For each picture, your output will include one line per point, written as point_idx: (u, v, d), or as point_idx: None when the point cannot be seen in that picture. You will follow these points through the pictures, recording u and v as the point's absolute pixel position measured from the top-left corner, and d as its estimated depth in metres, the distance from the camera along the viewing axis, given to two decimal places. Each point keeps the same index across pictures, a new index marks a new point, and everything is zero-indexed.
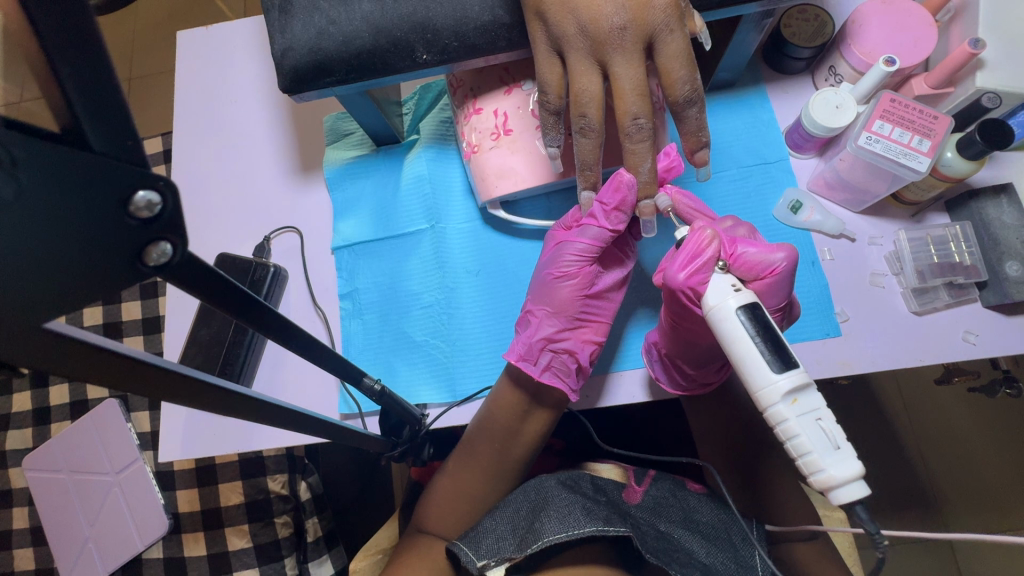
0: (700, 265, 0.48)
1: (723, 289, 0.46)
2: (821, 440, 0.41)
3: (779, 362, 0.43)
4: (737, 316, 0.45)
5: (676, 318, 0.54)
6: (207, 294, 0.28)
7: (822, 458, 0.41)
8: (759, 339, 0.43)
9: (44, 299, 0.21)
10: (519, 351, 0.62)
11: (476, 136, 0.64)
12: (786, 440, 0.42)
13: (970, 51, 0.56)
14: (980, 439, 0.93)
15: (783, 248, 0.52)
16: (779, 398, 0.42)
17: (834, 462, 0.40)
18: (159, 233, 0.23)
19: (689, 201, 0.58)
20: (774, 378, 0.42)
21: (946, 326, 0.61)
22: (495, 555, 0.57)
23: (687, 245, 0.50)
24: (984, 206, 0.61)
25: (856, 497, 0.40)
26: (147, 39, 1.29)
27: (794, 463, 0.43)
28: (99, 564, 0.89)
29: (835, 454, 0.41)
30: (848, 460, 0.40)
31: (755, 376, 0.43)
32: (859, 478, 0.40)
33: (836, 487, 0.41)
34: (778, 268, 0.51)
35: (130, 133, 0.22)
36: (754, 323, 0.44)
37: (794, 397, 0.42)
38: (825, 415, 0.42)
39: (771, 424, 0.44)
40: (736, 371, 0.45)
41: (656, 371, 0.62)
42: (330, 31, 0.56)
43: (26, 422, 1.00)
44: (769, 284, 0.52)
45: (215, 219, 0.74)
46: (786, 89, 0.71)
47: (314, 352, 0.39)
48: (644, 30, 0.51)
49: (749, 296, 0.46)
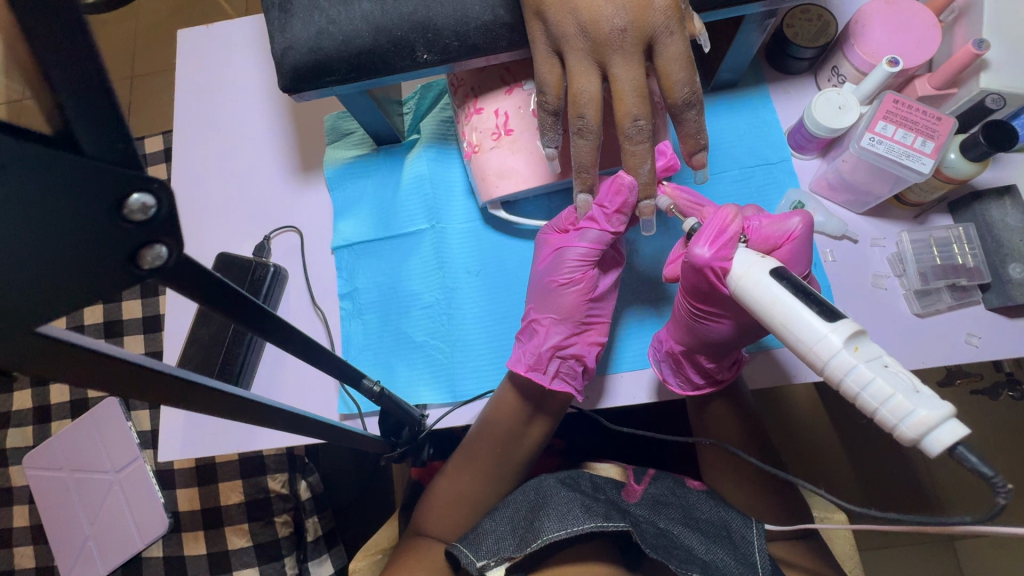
0: (727, 241, 0.49)
1: (749, 259, 0.47)
2: (900, 382, 0.38)
3: (827, 314, 0.42)
4: (772, 278, 0.44)
5: (699, 302, 0.54)
6: (203, 295, 0.27)
7: (908, 398, 0.37)
8: (801, 295, 0.43)
9: (40, 301, 0.22)
10: (528, 361, 0.61)
11: (476, 136, 0.64)
12: (860, 391, 0.39)
13: (974, 51, 0.56)
14: (982, 441, 0.93)
15: (797, 213, 0.52)
16: (840, 346, 0.40)
17: (921, 400, 0.37)
18: (154, 236, 0.23)
19: (688, 196, 0.58)
20: (827, 328, 0.41)
21: (949, 328, 0.61)
22: (495, 555, 0.57)
23: (711, 224, 0.50)
24: (987, 207, 0.61)
25: (960, 432, 0.35)
26: (148, 37, 1.29)
27: (878, 421, 0.39)
28: (99, 562, 0.89)
29: (918, 393, 0.37)
30: (935, 399, 0.37)
31: (808, 331, 0.41)
32: (953, 416, 0.36)
33: (935, 428, 0.36)
34: (796, 233, 0.51)
35: (122, 136, 0.21)
36: (795, 283, 0.44)
37: (855, 345, 0.40)
38: (891, 362, 0.40)
39: (837, 384, 0.41)
40: (787, 336, 0.43)
41: (664, 371, 0.62)
42: (330, 31, 0.55)
43: (27, 420, 1.00)
44: (791, 250, 0.51)
45: (215, 218, 0.74)
46: (788, 89, 0.70)
47: (312, 353, 0.39)
48: (644, 32, 0.51)
49: (775, 263, 0.46)
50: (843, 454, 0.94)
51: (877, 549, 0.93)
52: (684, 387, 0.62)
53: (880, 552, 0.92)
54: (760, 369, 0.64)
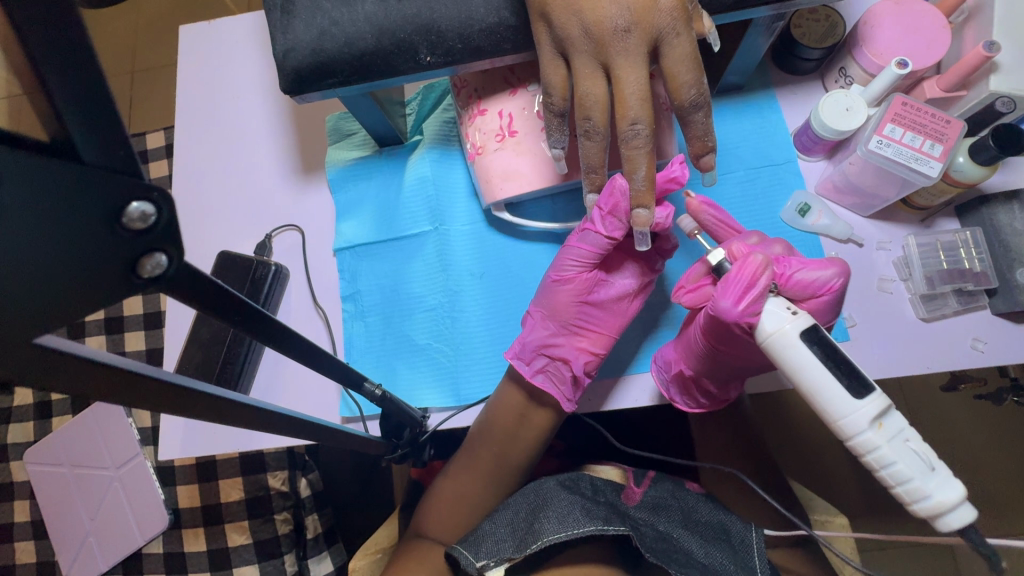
0: (756, 294, 0.46)
1: (779, 314, 0.45)
2: (918, 465, 0.40)
3: (856, 386, 0.41)
4: (804, 341, 0.43)
5: (719, 340, 0.53)
6: (197, 302, 0.27)
7: (925, 483, 0.40)
8: (832, 365, 0.42)
9: (38, 316, 0.21)
10: (513, 351, 0.62)
11: (480, 137, 0.63)
12: (881, 468, 0.41)
13: (983, 54, 0.55)
14: (982, 441, 0.94)
15: (836, 264, 0.52)
16: (867, 425, 0.40)
17: (938, 487, 0.39)
18: (153, 245, 0.23)
19: (715, 214, 0.57)
20: (858, 406, 0.41)
21: (955, 333, 0.60)
22: (495, 555, 0.56)
23: (735, 274, 0.48)
24: (995, 211, 0.60)
25: (968, 519, 0.39)
26: (151, 30, 1.28)
27: (890, 490, 0.42)
28: (99, 557, 0.89)
29: (935, 477, 0.40)
30: (948, 482, 0.39)
31: (837, 405, 0.41)
32: (964, 498, 0.39)
33: (945, 512, 0.39)
34: (834, 286, 0.51)
35: (120, 144, 0.22)
36: (827, 347, 0.43)
37: (881, 422, 0.41)
38: (912, 435, 0.41)
39: (857, 452, 0.42)
40: (809, 399, 0.43)
41: (672, 392, 0.61)
42: (332, 32, 0.55)
43: (28, 415, 1.00)
44: (827, 301, 0.52)
45: (217, 216, 0.73)
46: (795, 91, 0.70)
47: (314, 357, 0.39)
48: (649, 33, 0.50)
49: (809, 320, 0.44)
50: (843, 455, 0.95)
51: (876, 551, 0.93)
52: (690, 406, 0.62)
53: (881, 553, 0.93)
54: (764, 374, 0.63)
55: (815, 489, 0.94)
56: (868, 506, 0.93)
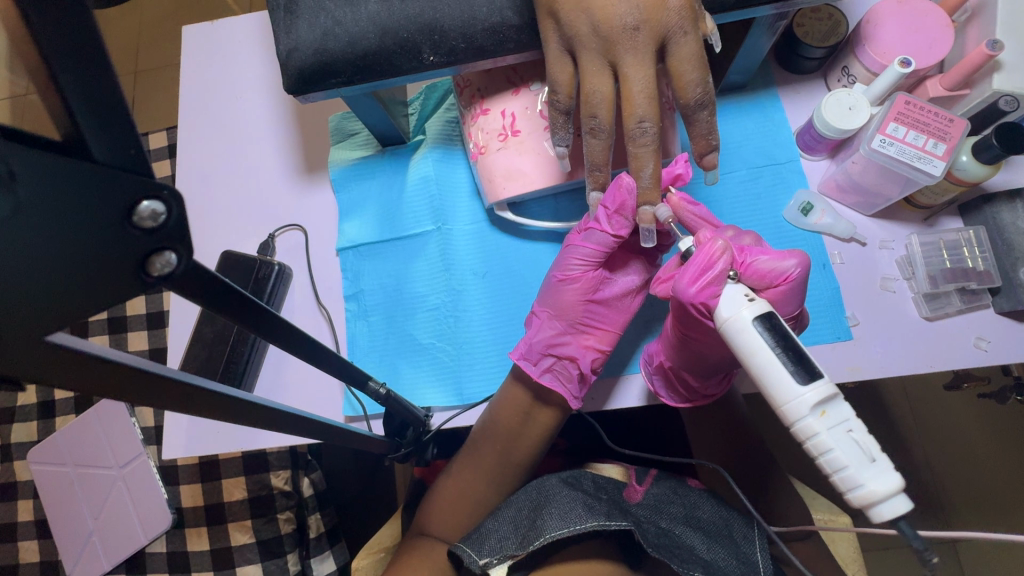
0: (712, 278, 0.46)
1: (736, 300, 0.44)
2: (855, 454, 0.39)
3: (803, 372, 0.40)
4: (756, 325, 0.42)
5: (686, 328, 0.52)
6: (207, 300, 0.27)
7: (860, 473, 0.38)
8: (780, 351, 0.41)
9: (52, 312, 0.22)
10: (519, 351, 0.62)
11: (483, 137, 0.63)
12: (819, 455, 0.40)
13: (987, 53, 0.55)
14: (983, 441, 0.95)
15: (794, 254, 0.51)
16: (807, 410, 0.40)
17: (873, 476, 0.38)
18: (162, 243, 0.22)
19: (692, 210, 0.56)
20: (800, 391, 0.40)
21: (958, 332, 0.60)
22: (498, 553, 0.56)
23: (695, 260, 0.48)
24: (998, 210, 0.60)
25: (901, 511, 0.37)
26: (154, 31, 1.29)
27: (828, 480, 0.41)
28: (103, 556, 0.89)
29: (873, 466, 0.38)
30: (887, 474, 0.38)
31: (780, 390, 0.41)
32: (901, 491, 0.38)
33: (877, 503, 0.38)
34: (791, 276, 0.50)
35: (133, 143, 0.22)
36: (777, 332, 0.42)
37: (823, 409, 0.40)
38: (856, 426, 0.40)
39: (799, 439, 0.41)
40: (758, 384, 0.43)
41: (656, 384, 0.61)
42: (336, 32, 0.55)
43: (32, 415, 1.00)
44: (784, 292, 0.50)
45: (221, 216, 0.73)
46: (798, 90, 0.70)
47: (318, 356, 0.39)
48: (657, 31, 0.50)
49: (765, 307, 0.44)
50: None
51: (879, 551, 0.93)
52: (677, 401, 0.61)
53: (883, 553, 0.93)
54: None
55: (817, 489, 0.94)
56: None
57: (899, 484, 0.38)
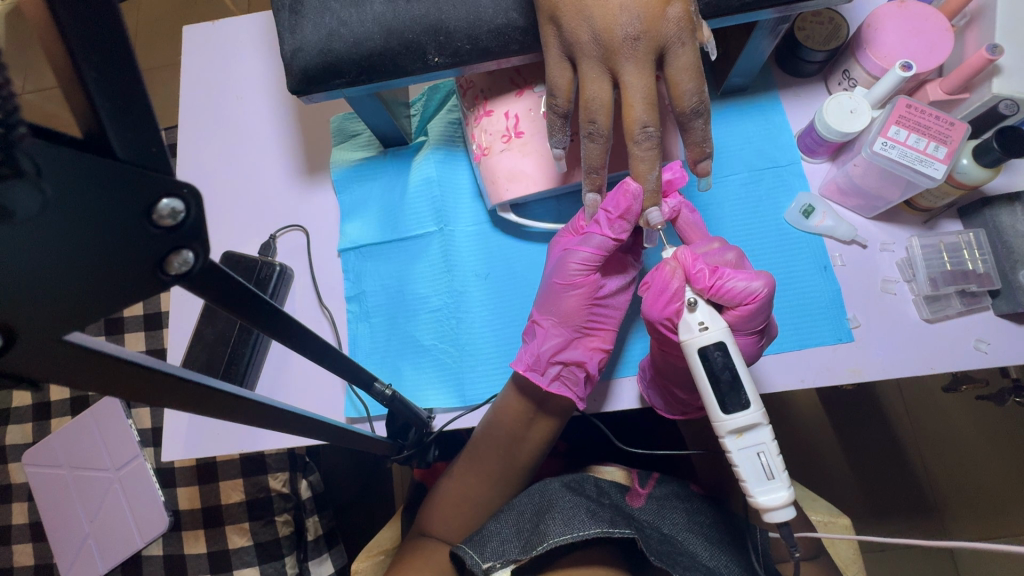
0: (671, 297, 0.51)
1: (690, 326, 0.48)
2: (756, 470, 0.46)
3: (732, 402, 0.46)
4: (698, 357, 0.47)
5: (663, 344, 0.55)
6: (215, 298, 0.27)
7: (752, 486, 0.46)
8: (715, 383, 0.46)
9: (65, 311, 0.22)
10: (525, 362, 0.61)
11: (486, 138, 0.63)
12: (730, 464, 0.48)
13: (987, 57, 0.56)
14: (980, 445, 0.95)
15: (762, 276, 0.52)
16: (725, 433, 0.46)
17: (765, 491, 0.46)
18: (180, 241, 0.23)
19: (688, 216, 0.62)
20: (722, 417, 0.46)
21: (959, 334, 0.61)
22: (500, 557, 0.55)
23: (654, 281, 0.53)
24: (997, 214, 0.60)
25: (775, 518, 0.46)
26: (152, 31, 1.28)
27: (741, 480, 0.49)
28: (98, 560, 0.89)
29: (767, 482, 0.46)
30: (779, 490, 0.45)
31: (708, 412, 0.47)
32: (788, 504, 0.46)
33: (765, 509, 0.46)
34: (758, 296, 0.52)
35: (152, 140, 0.22)
36: (722, 361, 0.46)
37: (740, 433, 0.46)
38: (769, 448, 0.46)
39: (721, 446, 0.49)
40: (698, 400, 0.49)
41: (650, 397, 0.62)
42: (341, 33, 0.55)
43: (27, 417, 0.99)
44: (751, 311, 0.52)
45: (221, 215, 0.73)
46: (799, 93, 0.70)
47: (322, 355, 0.39)
48: (655, 42, 0.50)
49: (720, 335, 0.47)
50: (843, 456, 0.96)
51: (876, 552, 0.94)
52: (671, 411, 0.62)
53: (880, 554, 0.93)
54: (772, 370, 0.63)
55: (814, 488, 0.95)
56: (868, 507, 0.94)
57: (790, 496, 0.46)
